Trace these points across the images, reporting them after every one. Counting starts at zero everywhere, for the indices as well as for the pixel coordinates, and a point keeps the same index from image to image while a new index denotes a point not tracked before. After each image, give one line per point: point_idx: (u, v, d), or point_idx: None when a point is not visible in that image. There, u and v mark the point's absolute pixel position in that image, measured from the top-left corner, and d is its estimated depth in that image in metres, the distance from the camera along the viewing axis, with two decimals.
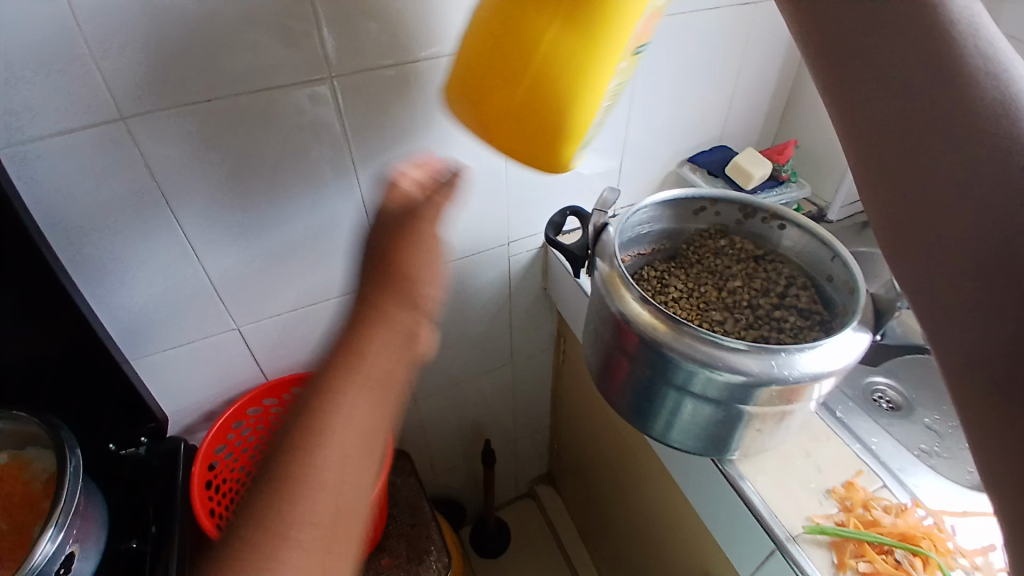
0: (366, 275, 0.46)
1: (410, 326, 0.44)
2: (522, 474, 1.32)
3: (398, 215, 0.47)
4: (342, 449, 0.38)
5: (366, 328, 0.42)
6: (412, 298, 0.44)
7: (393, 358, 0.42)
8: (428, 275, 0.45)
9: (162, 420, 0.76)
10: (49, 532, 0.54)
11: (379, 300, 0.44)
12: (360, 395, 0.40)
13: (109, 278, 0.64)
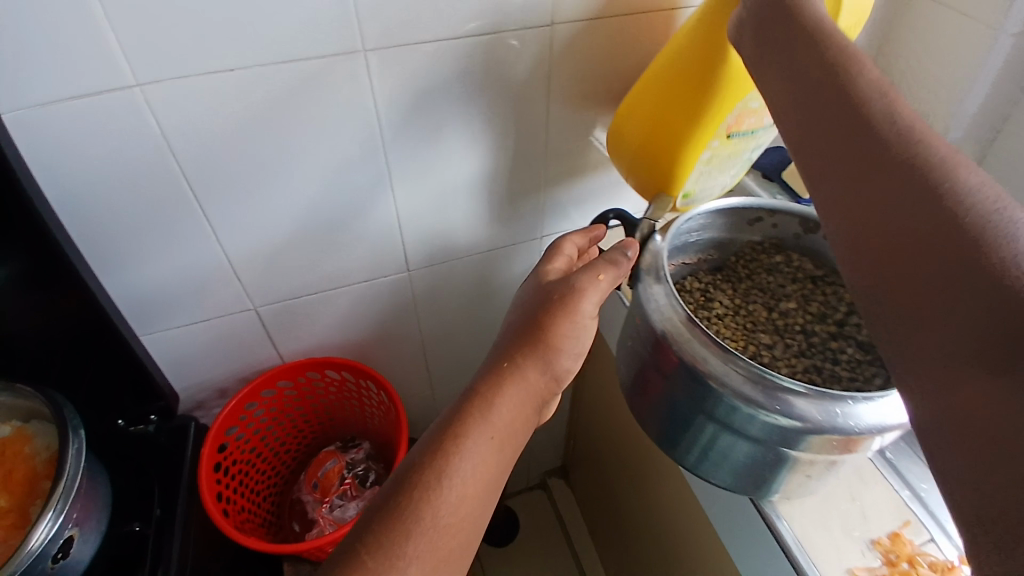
0: (516, 330, 0.49)
1: (540, 385, 0.47)
2: (534, 466, 1.29)
3: (565, 290, 0.48)
4: (467, 493, 0.41)
5: (509, 383, 0.45)
6: (552, 365, 0.47)
7: (522, 413, 0.45)
8: (574, 346, 0.48)
9: (171, 399, 0.73)
10: (48, 516, 0.51)
11: (526, 359, 0.46)
12: (488, 442, 0.43)
13: (120, 251, 0.60)
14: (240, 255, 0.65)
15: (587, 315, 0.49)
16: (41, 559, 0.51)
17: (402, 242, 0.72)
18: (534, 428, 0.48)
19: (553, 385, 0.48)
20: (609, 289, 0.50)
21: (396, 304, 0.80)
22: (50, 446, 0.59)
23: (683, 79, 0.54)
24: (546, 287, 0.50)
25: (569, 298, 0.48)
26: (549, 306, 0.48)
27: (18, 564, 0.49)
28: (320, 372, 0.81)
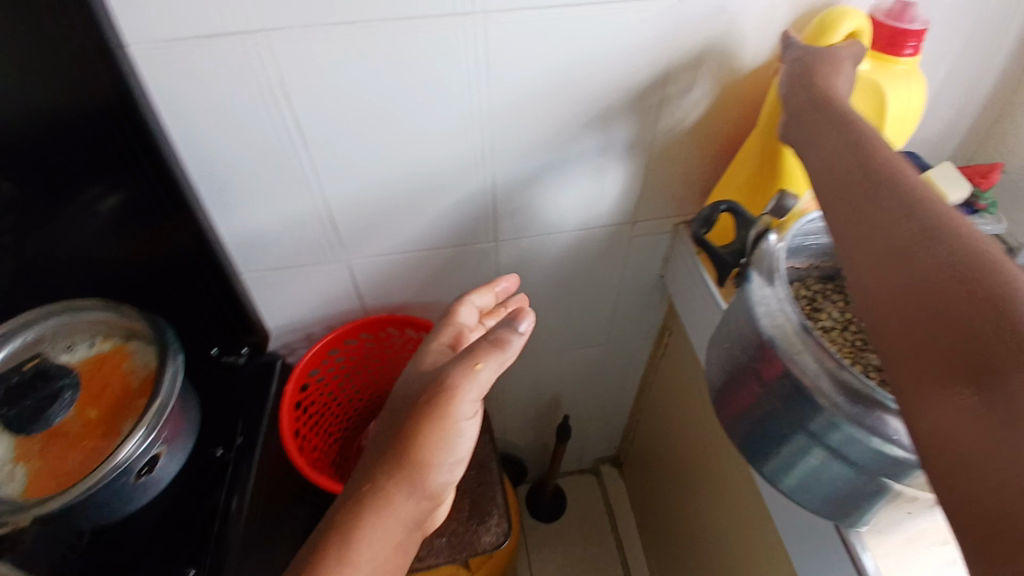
0: (389, 437, 0.50)
1: (412, 492, 0.49)
2: (588, 452, 1.28)
3: (430, 394, 0.49)
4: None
5: (370, 508, 0.48)
6: (423, 481, 0.49)
7: (396, 534, 0.49)
8: (446, 457, 0.50)
9: (261, 336, 0.76)
10: (139, 432, 0.55)
11: (389, 481, 0.48)
12: (359, 570, 0.46)
13: (228, 193, 0.62)
14: (335, 207, 0.66)
15: (462, 420, 0.50)
16: (126, 470, 0.55)
17: (491, 214, 0.71)
18: (419, 523, 0.51)
19: (430, 487, 0.50)
20: (489, 376, 0.49)
21: (479, 274, 0.79)
22: (151, 367, 0.62)
23: (745, 174, 0.63)
24: (424, 383, 0.51)
25: (438, 399, 0.48)
26: (416, 421, 0.48)
27: (105, 471, 0.53)
28: (398, 329, 0.82)
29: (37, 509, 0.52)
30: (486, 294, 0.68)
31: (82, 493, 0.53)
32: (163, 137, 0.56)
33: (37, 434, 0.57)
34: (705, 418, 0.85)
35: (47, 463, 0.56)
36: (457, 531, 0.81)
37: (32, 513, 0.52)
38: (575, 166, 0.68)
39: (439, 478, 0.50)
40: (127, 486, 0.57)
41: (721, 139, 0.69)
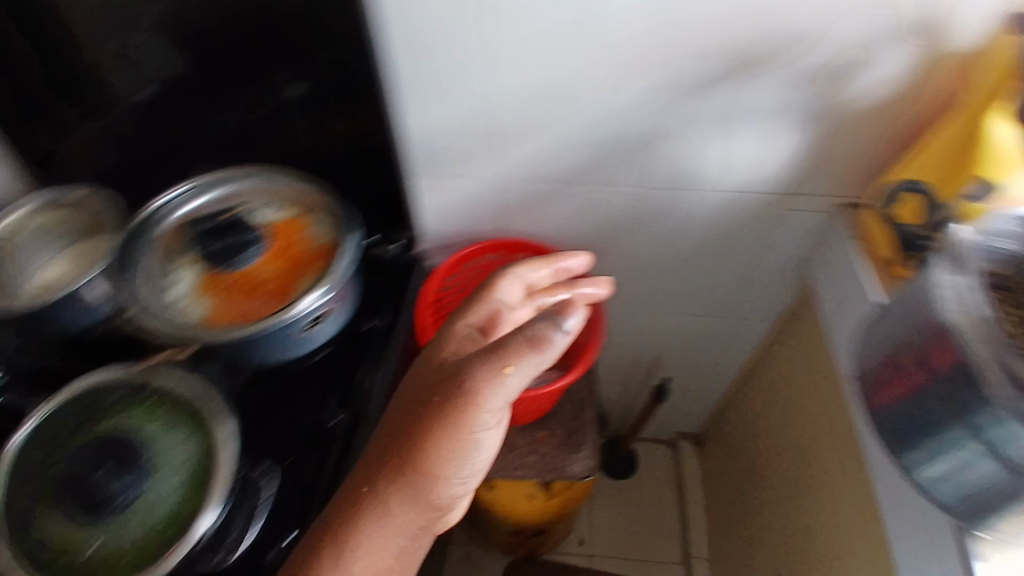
0: (400, 436, 0.51)
1: (418, 491, 0.50)
2: (671, 424, 1.28)
3: (443, 399, 0.48)
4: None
5: (373, 510, 0.50)
6: (434, 479, 0.50)
7: (402, 531, 0.51)
8: (457, 466, 0.50)
9: (411, 235, 0.82)
10: (320, 293, 0.60)
11: (400, 481, 0.50)
12: (363, 559, 0.49)
13: (415, 96, 0.65)
14: (506, 135, 0.68)
15: (481, 428, 0.49)
16: (299, 321, 0.62)
17: (646, 165, 0.70)
18: (428, 520, 0.52)
19: (437, 491, 0.51)
20: (513, 382, 0.48)
21: (617, 223, 0.79)
22: (334, 235, 0.65)
23: (941, 161, 0.59)
24: (443, 379, 0.50)
25: (456, 402, 0.48)
26: (430, 429, 0.48)
27: (286, 318, 0.60)
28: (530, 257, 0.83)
29: (219, 337, 0.59)
30: (541, 271, 0.67)
31: (258, 328, 0.60)
32: (367, 37, 0.61)
33: (231, 273, 0.63)
34: (793, 416, 0.83)
35: (232, 298, 0.62)
36: (549, 456, 0.86)
37: (212, 339, 0.59)
38: (747, 128, 0.66)
39: (448, 481, 0.51)
40: (295, 334, 0.63)
41: (910, 130, 0.65)
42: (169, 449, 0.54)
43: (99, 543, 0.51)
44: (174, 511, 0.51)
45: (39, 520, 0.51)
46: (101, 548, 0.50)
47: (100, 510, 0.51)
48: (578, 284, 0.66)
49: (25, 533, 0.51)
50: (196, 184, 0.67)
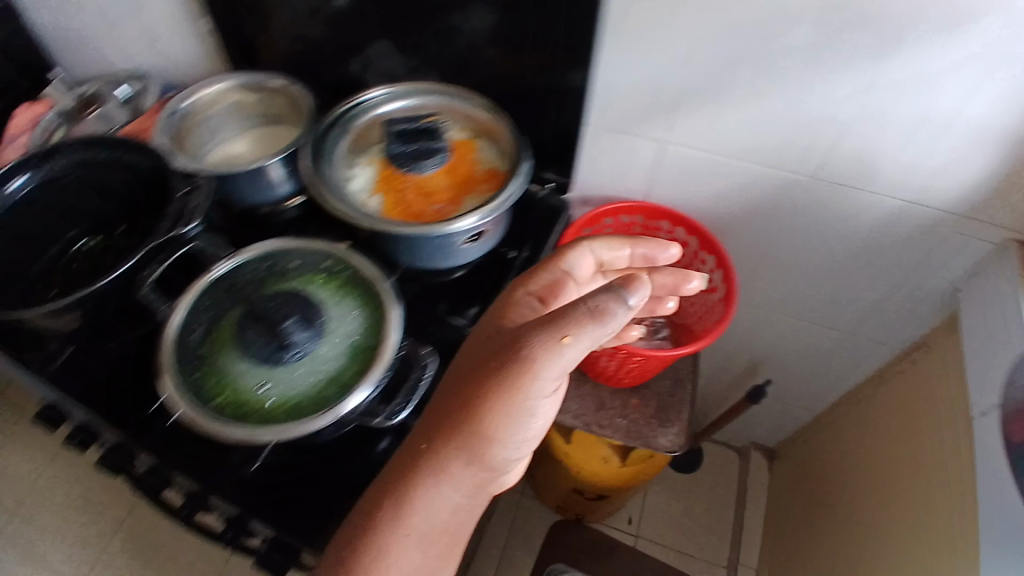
0: (450, 400, 0.51)
1: (470, 456, 0.50)
2: (747, 432, 1.28)
3: (498, 362, 0.49)
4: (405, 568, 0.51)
5: (429, 465, 0.50)
6: (484, 446, 0.50)
7: (457, 491, 0.52)
8: (510, 434, 0.50)
9: (565, 181, 0.84)
10: (486, 211, 0.63)
11: (457, 444, 0.50)
12: (420, 516, 0.50)
13: (614, 44, 0.67)
14: (683, 105, 0.70)
15: (536, 395, 0.49)
16: (461, 234, 0.65)
17: (823, 155, 0.70)
18: (481, 484, 0.52)
19: (492, 458, 0.51)
20: (574, 351, 0.48)
21: (772, 212, 0.79)
22: (506, 165, 0.69)
23: None
24: (500, 345, 0.51)
25: (513, 367, 0.48)
26: (487, 395, 0.48)
27: (451, 230, 0.63)
28: (669, 226, 0.83)
29: (387, 228, 0.63)
30: (618, 251, 0.68)
31: (422, 230, 0.63)
32: None
33: (410, 176, 0.67)
34: (912, 449, 0.83)
35: (405, 199, 0.67)
36: (639, 423, 0.89)
37: (381, 228, 0.63)
38: (940, 137, 0.65)
39: (501, 449, 0.51)
40: (451, 246, 0.66)
41: None
42: (340, 317, 0.56)
43: (270, 387, 0.52)
44: (342, 373, 0.53)
45: (218, 357, 0.54)
46: (272, 392, 0.52)
47: (277, 357, 0.53)
48: (656, 273, 0.69)
49: (203, 365, 0.53)
50: (395, 91, 0.71)
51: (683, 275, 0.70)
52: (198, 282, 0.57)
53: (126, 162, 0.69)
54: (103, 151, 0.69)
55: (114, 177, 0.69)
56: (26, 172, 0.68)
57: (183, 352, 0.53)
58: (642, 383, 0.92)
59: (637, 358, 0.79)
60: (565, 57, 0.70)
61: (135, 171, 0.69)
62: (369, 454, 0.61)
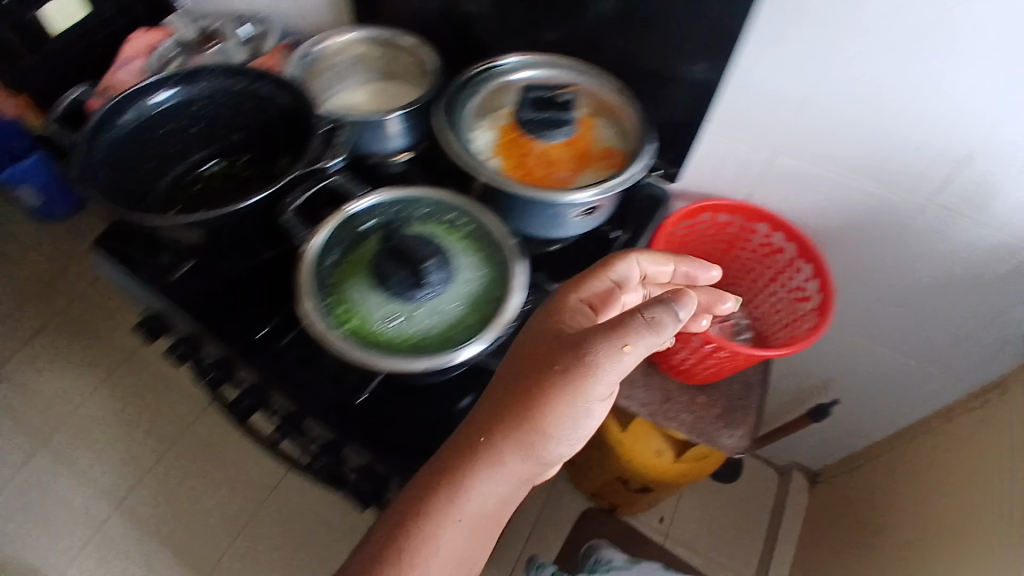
0: (503, 401, 0.51)
1: (520, 458, 0.51)
2: (792, 452, 1.28)
3: (557, 367, 0.49)
4: (450, 558, 0.50)
5: (480, 464, 0.50)
6: (537, 445, 0.51)
7: (506, 485, 0.52)
8: (562, 434, 0.50)
9: (672, 171, 0.85)
10: (605, 186, 0.63)
11: (510, 440, 0.50)
12: (466, 514, 0.50)
13: (754, 40, 0.67)
14: (808, 112, 0.71)
15: (594, 397, 0.50)
16: (576, 205, 0.66)
17: (943, 183, 0.69)
18: (525, 482, 0.53)
19: (538, 458, 0.52)
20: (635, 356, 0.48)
21: (879, 231, 0.79)
22: (626, 146, 0.69)
23: None
24: (556, 348, 0.51)
25: (574, 370, 0.48)
26: (546, 394, 0.49)
27: (568, 199, 0.64)
28: (767, 230, 0.82)
29: (509, 186, 0.64)
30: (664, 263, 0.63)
31: (540, 194, 0.64)
32: None
33: (534, 143, 0.68)
34: (971, 484, 0.83)
35: (526, 165, 0.68)
36: (704, 422, 0.89)
37: (503, 185, 0.64)
38: None
39: (548, 449, 0.51)
40: (564, 216, 0.67)
41: None
42: (465, 268, 0.57)
43: (395, 321, 0.55)
44: (465, 319, 0.55)
45: (349, 286, 0.56)
46: (400, 326, 0.55)
47: (407, 294, 0.55)
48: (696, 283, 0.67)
49: (333, 292, 0.55)
50: (525, 60, 0.72)
51: (718, 295, 0.67)
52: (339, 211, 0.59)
53: (263, 96, 0.69)
54: (242, 82, 0.69)
55: (249, 110, 0.70)
56: (165, 89, 0.67)
57: (316, 277, 0.56)
58: (712, 382, 0.92)
59: (721, 356, 0.79)
60: (700, 49, 0.70)
61: (280, 111, 0.68)
62: (450, 411, 0.62)
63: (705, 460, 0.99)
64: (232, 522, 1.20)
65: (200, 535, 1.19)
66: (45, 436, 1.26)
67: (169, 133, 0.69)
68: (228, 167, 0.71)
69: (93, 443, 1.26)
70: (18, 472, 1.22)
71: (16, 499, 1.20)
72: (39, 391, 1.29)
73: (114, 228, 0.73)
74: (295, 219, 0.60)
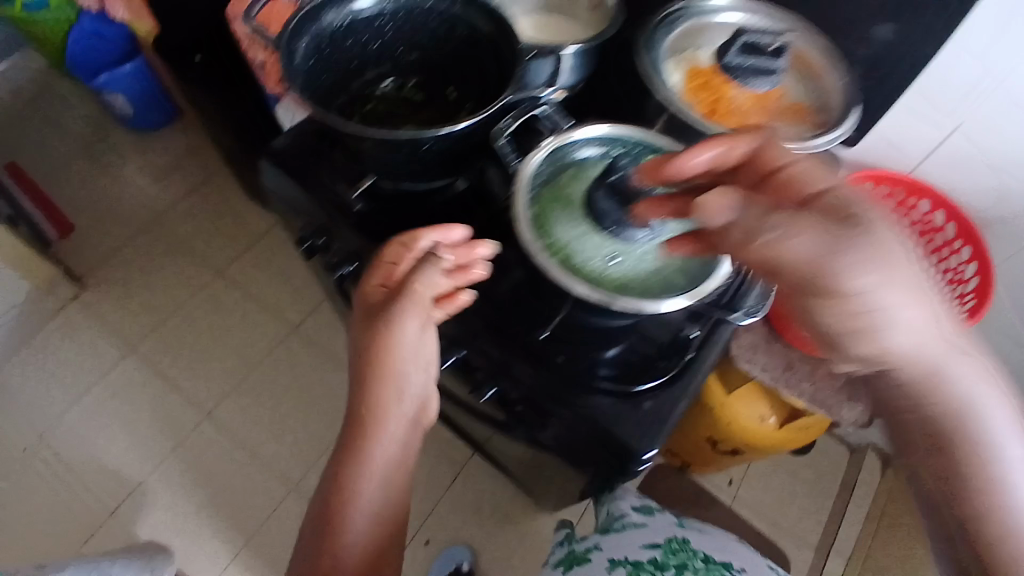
0: (355, 379, 0.62)
1: (394, 418, 0.63)
2: (870, 432, 1.29)
3: (377, 341, 0.59)
4: (377, 490, 0.65)
5: (361, 429, 0.63)
6: (397, 394, 0.62)
7: (398, 429, 0.64)
8: (404, 373, 0.61)
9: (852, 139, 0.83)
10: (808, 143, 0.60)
11: (373, 396, 0.62)
12: (373, 465, 0.64)
13: (1002, 10, 0.68)
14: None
15: (415, 344, 0.60)
16: None
17: None
18: (413, 417, 0.65)
19: (413, 400, 0.64)
20: (428, 306, 0.58)
21: None
22: (820, 107, 0.66)
23: None
24: (368, 318, 0.60)
25: (388, 334, 0.58)
26: (377, 352, 0.59)
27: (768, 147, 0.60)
28: (928, 207, 0.86)
29: (706, 126, 0.60)
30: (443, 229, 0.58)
31: (737, 137, 0.61)
32: None
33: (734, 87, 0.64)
34: None
35: (714, 110, 0.64)
36: (824, 393, 0.92)
37: (701, 124, 0.60)
38: None
39: (412, 392, 0.63)
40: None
41: None
42: (680, 213, 0.55)
43: (616, 261, 0.53)
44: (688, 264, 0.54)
45: (562, 222, 0.55)
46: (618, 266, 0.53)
47: (626, 233, 0.53)
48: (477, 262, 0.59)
49: (544, 223, 0.54)
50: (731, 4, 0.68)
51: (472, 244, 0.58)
52: (551, 140, 0.57)
53: (463, 18, 0.64)
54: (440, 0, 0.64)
55: (441, 31, 0.66)
56: None
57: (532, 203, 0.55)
58: None
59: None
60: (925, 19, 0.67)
61: (478, 37, 0.64)
62: (597, 359, 0.64)
63: (806, 428, 1.02)
64: (317, 438, 1.23)
65: (286, 448, 1.22)
66: (136, 339, 1.28)
67: (354, 44, 0.65)
68: (401, 90, 0.70)
69: (182, 351, 1.28)
70: (108, 370, 1.25)
71: (107, 395, 1.23)
72: (129, 295, 1.31)
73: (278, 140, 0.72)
74: (507, 143, 0.59)
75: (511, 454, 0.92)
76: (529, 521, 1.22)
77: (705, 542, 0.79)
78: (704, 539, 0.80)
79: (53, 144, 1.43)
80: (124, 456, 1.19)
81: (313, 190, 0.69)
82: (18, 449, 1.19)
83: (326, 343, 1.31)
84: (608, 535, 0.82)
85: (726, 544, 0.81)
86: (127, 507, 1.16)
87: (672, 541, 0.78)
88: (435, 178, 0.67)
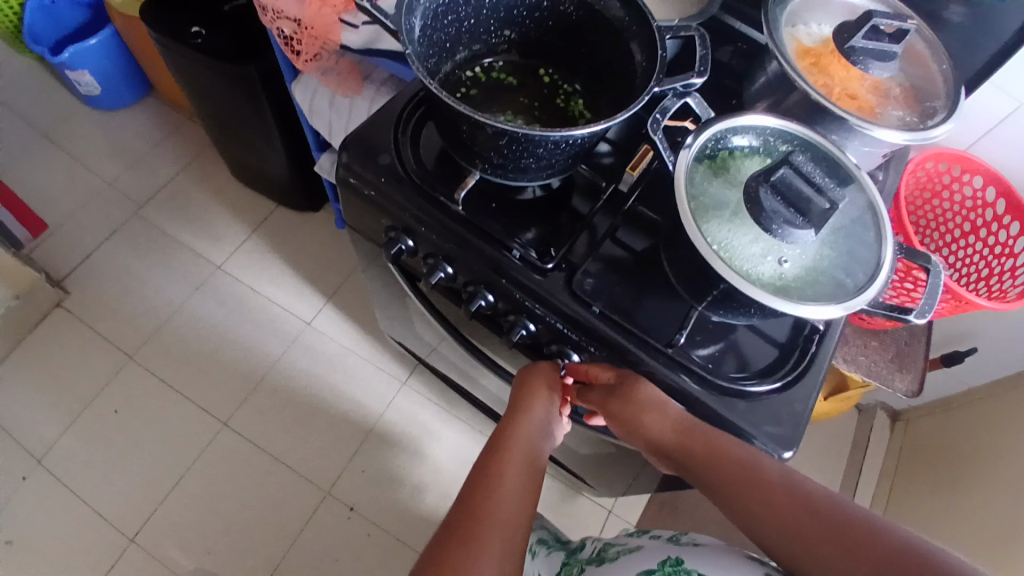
0: (500, 421, 0.62)
1: (530, 453, 0.59)
2: (881, 393, 1.35)
3: (524, 384, 0.63)
4: (511, 519, 0.53)
5: (498, 456, 0.57)
6: (535, 428, 0.60)
7: (520, 474, 0.56)
8: (542, 412, 0.61)
9: None
10: (914, 134, 0.60)
11: (510, 429, 0.60)
12: (510, 488, 0.55)
13: None
14: None
15: (553, 398, 0.63)
16: (882, 143, 0.62)
17: None
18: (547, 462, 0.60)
19: (545, 451, 0.61)
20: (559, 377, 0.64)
21: None
22: (927, 98, 0.65)
23: None
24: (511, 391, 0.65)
25: (527, 385, 0.63)
26: (525, 400, 0.62)
27: (878, 133, 0.60)
28: (981, 183, 0.86)
29: (834, 109, 0.59)
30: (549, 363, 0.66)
31: (853, 121, 0.60)
32: None
33: (853, 70, 0.64)
34: None
35: (833, 94, 0.63)
36: (879, 364, 0.95)
37: (826, 106, 0.59)
38: None
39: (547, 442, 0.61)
40: (863, 152, 0.64)
41: None
42: (839, 213, 0.54)
43: (786, 263, 0.51)
44: (845, 261, 0.52)
45: (721, 214, 0.52)
46: (782, 259, 0.51)
47: (797, 219, 0.50)
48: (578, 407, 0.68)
49: (703, 211, 0.52)
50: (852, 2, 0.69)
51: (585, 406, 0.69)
52: (709, 122, 0.55)
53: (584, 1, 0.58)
54: None
55: (555, 12, 0.61)
56: None
57: (691, 187, 0.53)
58: (883, 327, 0.97)
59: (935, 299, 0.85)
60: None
61: (601, 20, 0.58)
62: (688, 354, 0.59)
63: (849, 398, 1.07)
64: (344, 437, 1.16)
65: (311, 452, 1.14)
66: (137, 345, 1.19)
67: (453, 21, 0.59)
68: (495, 72, 0.65)
69: (186, 355, 1.20)
70: (110, 381, 1.16)
71: (109, 411, 1.14)
72: (123, 299, 1.23)
73: (354, 128, 0.66)
74: (657, 136, 0.53)
75: (577, 445, 0.90)
76: (568, 502, 1.21)
77: (708, 557, 0.56)
78: (712, 553, 0.57)
79: (18, 150, 1.36)
80: (136, 474, 1.09)
81: (402, 184, 0.63)
82: (17, 476, 1.07)
83: (343, 337, 1.25)
84: (605, 567, 0.62)
85: (736, 560, 0.55)
86: (150, 527, 1.06)
87: (664, 564, 0.57)
88: (551, 176, 0.60)
